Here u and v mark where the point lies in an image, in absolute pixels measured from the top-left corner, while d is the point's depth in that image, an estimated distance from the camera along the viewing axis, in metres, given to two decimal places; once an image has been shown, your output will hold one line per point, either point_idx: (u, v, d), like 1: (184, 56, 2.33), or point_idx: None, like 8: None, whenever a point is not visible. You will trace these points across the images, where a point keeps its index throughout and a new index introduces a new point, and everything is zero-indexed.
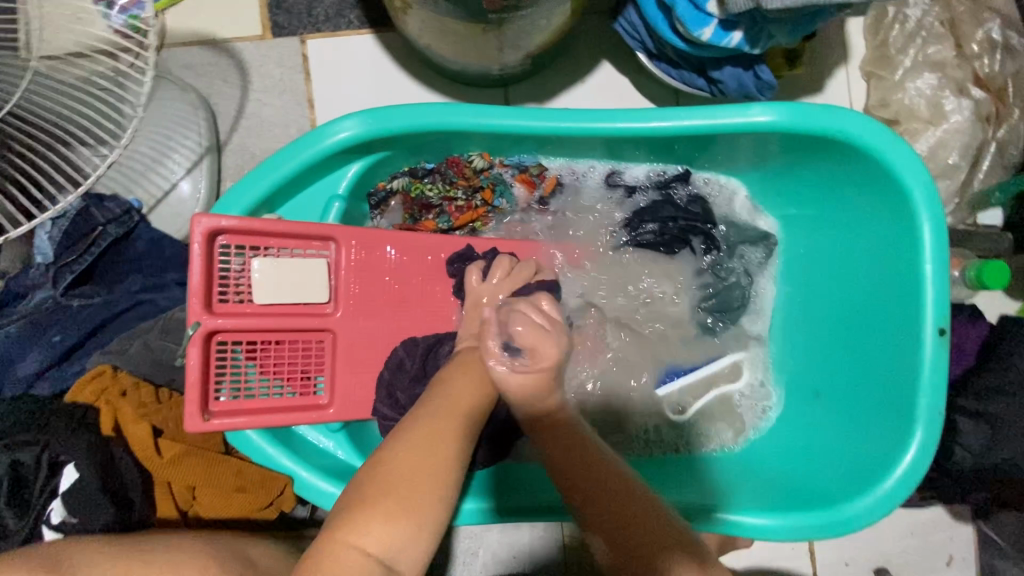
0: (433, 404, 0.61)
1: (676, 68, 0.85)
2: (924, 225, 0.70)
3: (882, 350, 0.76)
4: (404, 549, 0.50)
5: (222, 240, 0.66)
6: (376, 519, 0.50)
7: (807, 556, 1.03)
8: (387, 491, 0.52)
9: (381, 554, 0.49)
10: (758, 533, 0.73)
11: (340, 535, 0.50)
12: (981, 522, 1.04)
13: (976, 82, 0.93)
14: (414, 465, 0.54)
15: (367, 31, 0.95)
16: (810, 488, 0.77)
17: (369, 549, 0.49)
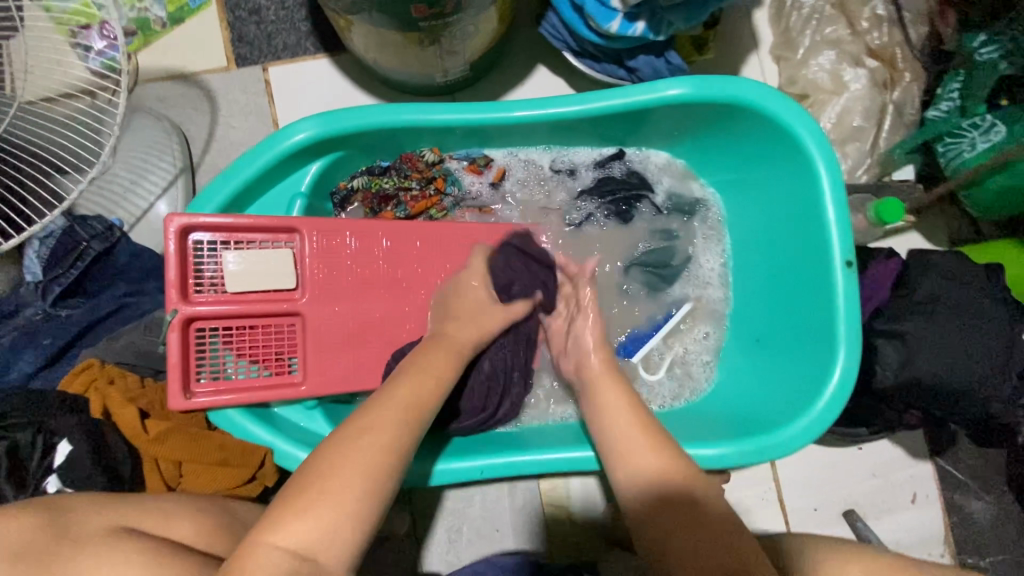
0: (367, 410, 0.62)
1: (598, 62, 0.96)
2: (823, 172, 0.79)
3: (803, 288, 0.83)
4: (317, 544, 0.52)
5: (197, 236, 0.74)
6: (295, 520, 0.53)
7: (777, 506, 1.09)
8: (307, 491, 0.55)
9: (296, 548, 0.51)
10: (709, 465, 0.78)
11: (264, 537, 0.52)
12: (938, 458, 1.11)
13: (870, 54, 1.04)
14: (339, 471, 0.56)
15: (323, 55, 1.06)
16: (755, 420, 0.83)
17: (283, 544, 0.51)
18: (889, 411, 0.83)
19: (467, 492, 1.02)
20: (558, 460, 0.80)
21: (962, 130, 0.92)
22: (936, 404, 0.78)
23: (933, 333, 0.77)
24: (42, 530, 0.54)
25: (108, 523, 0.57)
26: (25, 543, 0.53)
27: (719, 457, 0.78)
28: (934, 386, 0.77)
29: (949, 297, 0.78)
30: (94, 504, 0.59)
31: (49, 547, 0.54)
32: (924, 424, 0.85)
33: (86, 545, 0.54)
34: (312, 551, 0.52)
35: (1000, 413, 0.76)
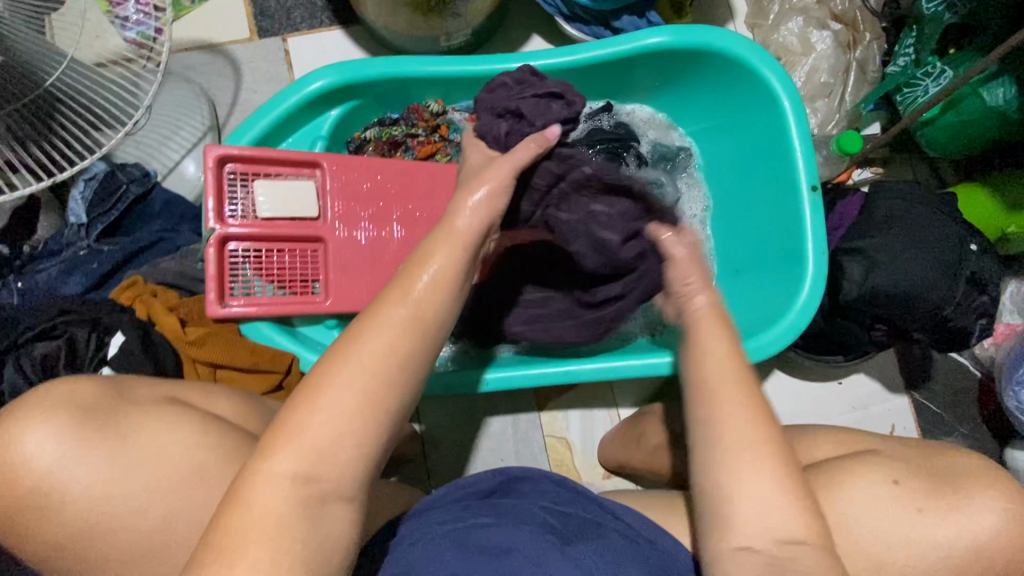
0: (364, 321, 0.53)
1: (587, 25, 1.05)
2: (787, 106, 0.89)
3: (776, 215, 0.92)
4: (322, 472, 0.48)
5: (230, 166, 0.84)
6: (285, 444, 0.48)
7: None
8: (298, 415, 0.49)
9: (296, 476, 0.47)
10: (654, 374, 0.88)
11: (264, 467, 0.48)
12: (914, 392, 1.18)
13: (834, 18, 1.14)
14: (334, 400, 0.49)
15: (337, 27, 1.16)
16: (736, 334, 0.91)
17: (281, 472, 0.47)
18: (857, 327, 0.92)
19: (473, 424, 1.09)
20: (620, 367, 0.88)
21: (917, 80, 1.04)
22: (896, 312, 0.86)
23: (890, 245, 0.86)
24: (101, 394, 0.60)
25: (159, 394, 0.64)
26: (88, 403, 0.59)
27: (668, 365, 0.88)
28: (894, 293, 0.85)
29: (905, 216, 0.87)
30: (146, 383, 0.66)
31: (110, 406, 0.60)
32: (890, 340, 0.93)
33: (141, 408, 0.61)
34: (311, 471, 0.48)
35: (952, 317, 0.86)
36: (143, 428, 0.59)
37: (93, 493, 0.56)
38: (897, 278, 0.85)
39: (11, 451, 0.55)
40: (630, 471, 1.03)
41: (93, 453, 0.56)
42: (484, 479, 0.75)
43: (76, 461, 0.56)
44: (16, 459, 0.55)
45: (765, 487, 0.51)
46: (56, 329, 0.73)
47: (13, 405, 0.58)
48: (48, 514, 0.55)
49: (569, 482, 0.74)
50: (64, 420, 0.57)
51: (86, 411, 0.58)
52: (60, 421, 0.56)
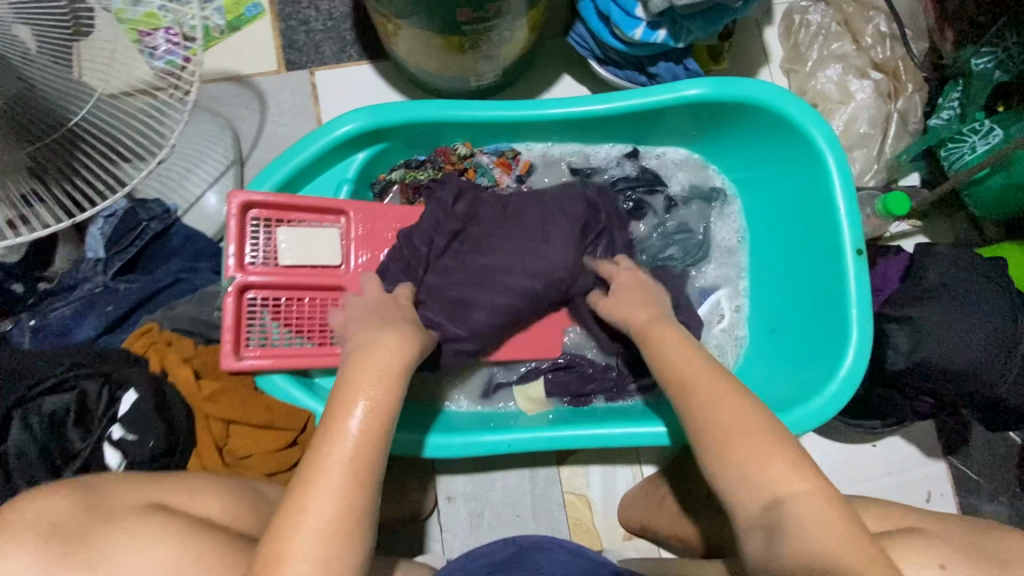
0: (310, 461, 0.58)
1: (621, 69, 1.03)
2: (831, 162, 0.85)
3: (815, 275, 0.88)
4: None
5: (253, 212, 0.81)
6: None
7: None
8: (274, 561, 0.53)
9: None
10: (647, 442, 0.85)
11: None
12: (950, 457, 1.12)
13: (874, 67, 1.11)
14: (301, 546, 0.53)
15: (365, 62, 1.14)
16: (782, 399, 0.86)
17: None
18: (898, 395, 0.87)
19: (486, 476, 1.05)
20: (609, 434, 0.85)
21: (962, 136, 0.99)
22: (946, 387, 0.82)
23: (941, 317, 0.81)
24: (76, 506, 0.58)
25: (140, 500, 0.61)
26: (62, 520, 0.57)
27: (657, 434, 0.85)
28: (943, 367, 0.80)
29: (955, 286, 0.83)
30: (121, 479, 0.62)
31: (82, 525, 0.57)
32: (936, 411, 0.88)
33: (116, 526, 0.58)
34: None
35: (1006, 397, 0.80)
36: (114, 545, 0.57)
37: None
38: (948, 352, 0.80)
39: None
40: (652, 534, 0.98)
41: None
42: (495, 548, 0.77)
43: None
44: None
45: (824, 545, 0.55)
46: (66, 384, 0.69)
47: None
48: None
49: (578, 547, 0.78)
50: (37, 545, 0.55)
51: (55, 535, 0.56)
52: (25, 553, 0.54)
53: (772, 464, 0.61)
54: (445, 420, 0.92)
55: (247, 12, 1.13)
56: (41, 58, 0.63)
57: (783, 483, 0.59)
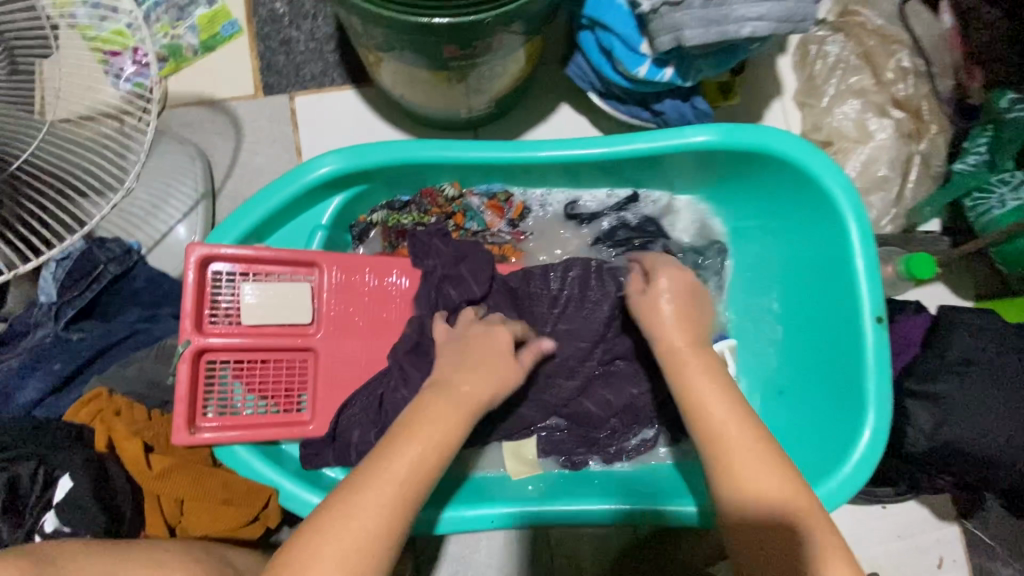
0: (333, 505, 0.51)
1: (623, 104, 0.96)
2: (849, 220, 0.78)
3: (829, 341, 0.81)
4: None
5: (215, 266, 0.73)
6: None
7: None
8: None
9: None
10: (681, 522, 0.78)
11: None
12: (965, 520, 1.05)
13: (895, 104, 1.03)
14: None
15: (349, 86, 1.07)
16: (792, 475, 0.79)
17: None
18: (915, 471, 0.81)
19: (469, 537, 0.98)
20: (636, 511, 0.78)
21: (990, 186, 0.92)
22: (972, 471, 0.75)
23: (968, 396, 0.74)
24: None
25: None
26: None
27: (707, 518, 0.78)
28: (968, 451, 0.73)
29: (982, 360, 0.76)
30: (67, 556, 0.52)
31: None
32: (957, 490, 0.81)
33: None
34: None
35: None
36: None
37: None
38: (975, 435, 0.73)
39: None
40: None
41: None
42: None
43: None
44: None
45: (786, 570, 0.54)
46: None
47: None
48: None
49: None
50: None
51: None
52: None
53: (774, 480, 0.59)
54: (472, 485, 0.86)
55: (223, 31, 1.05)
56: None
57: (787, 499, 0.58)
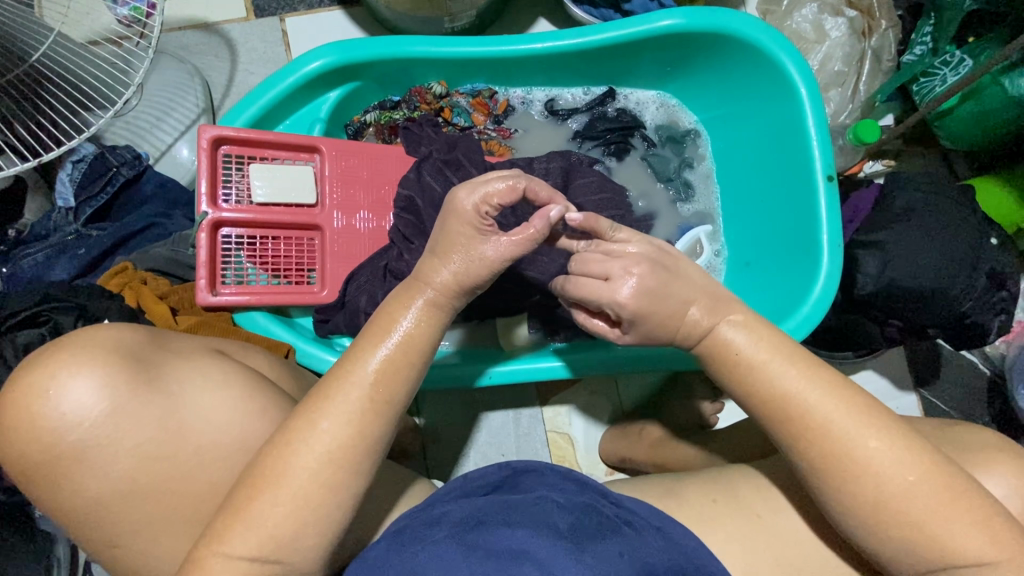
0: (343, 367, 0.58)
1: (595, 8, 1.01)
2: (801, 90, 0.86)
3: (788, 205, 0.90)
4: (287, 547, 0.52)
5: (225, 149, 0.80)
6: (242, 528, 0.52)
7: None
8: (268, 472, 0.53)
9: (250, 555, 0.51)
10: (683, 362, 0.87)
11: (216, 548, 0.51)
12: (922, 390, 1.06)
13: (849, 5, 1.09)
14: (298, 469, 0.53)
15: (336, 7, 1.12)
16: None
17: (233, 550, 0.51)
18: (868, 323, 0.89)
19: (468, 417, 1.06)
20: (630, 360, 0.88)
21: (934, 69, 1.01)
22: (913, 307, 0.84)
23: (909, 239, 0.83)
24: (137, 343, 0.56)
25: (199, 348, 0.61)
26: (130, 347, 0.55)
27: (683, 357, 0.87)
28: (911, 287, 0.82)
29: (923, 209, 0.85)
30: (174, 336, 0.62)
31: (152, 354, 0.56)
32: (905, 336, 0.90)
33: (185, 362, 0.57)
34: (266, 555, 0.52)
35: (970, 313, 0.83)
36: (187, 382, 0.56)
37: (135, 452, 0.53)
38: (915, 272, 0.82)
39: (36, 402, 0.50)
40: (631, 466, 1.00)
41: (139, 412, 0.53)
42: (488, 471, 0.70)
43: (121, 417, 0.52)
44: (48, 422, 0.50)
45: (885, 467, 0.55)
46: (41, 316, 0.69)
47: (37, 354, 0.52)
48: (87, 468, 0.51)
49: (577, 474, 0.69)
50: (103, 365, 0.52)
51: (128, 359, 0.54)
52: (103, 368, 0.51)
53: (837, 396, 0.57)
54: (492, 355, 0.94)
55: None
56: None
57: (854, 411, 0.56)
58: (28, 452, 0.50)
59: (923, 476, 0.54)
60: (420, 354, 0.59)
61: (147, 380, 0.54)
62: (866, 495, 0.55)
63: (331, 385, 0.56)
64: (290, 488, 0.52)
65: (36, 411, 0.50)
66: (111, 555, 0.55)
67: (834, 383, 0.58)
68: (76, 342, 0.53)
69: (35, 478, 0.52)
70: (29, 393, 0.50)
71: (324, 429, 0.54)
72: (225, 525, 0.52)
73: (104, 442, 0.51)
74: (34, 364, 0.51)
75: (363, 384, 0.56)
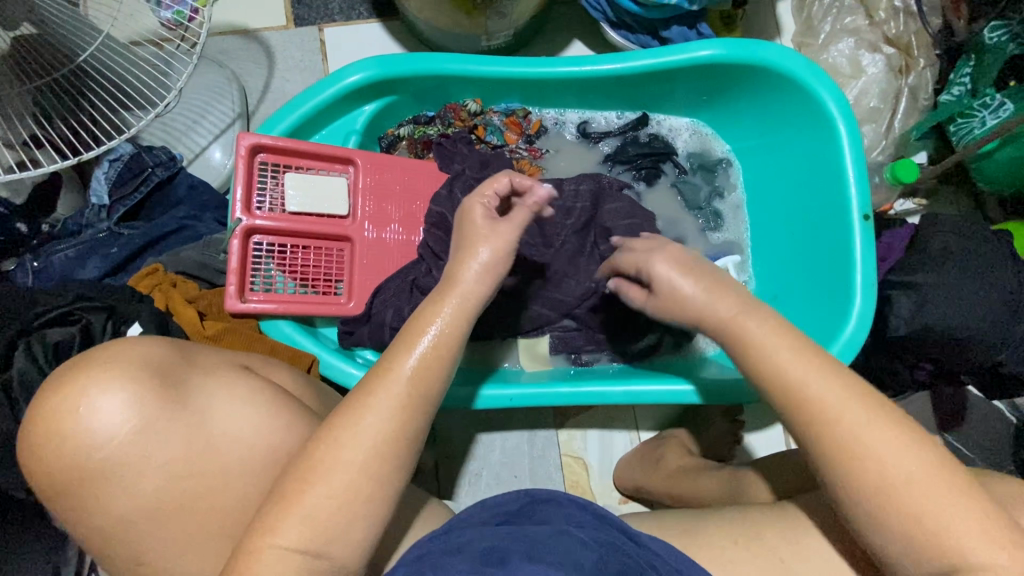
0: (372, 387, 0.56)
1: (633, 33, 1.02)
2: (841, 128, 0.86)
3: (821, 241, 0.89)
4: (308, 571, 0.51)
5: (262, 156, 0.81)
6: (264, 549, 0.50)
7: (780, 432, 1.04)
8: (294, 493, 0.52)
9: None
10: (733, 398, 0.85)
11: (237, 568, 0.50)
12: (946, 434, 1.04)
13: (887, 42, 1.09)
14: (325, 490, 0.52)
15: (375, 20, 1.13)
16: None
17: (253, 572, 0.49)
18: (897, 365, 0.89)
19: (485, 436, 1.04)
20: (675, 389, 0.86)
21: (973, 110, 1.00)
22: (946, 351, 0.83)
23: (946, 284, 0.82)
24: (166, 357, 0.56)
25: (225, 362, 0.61)
26: (159, 364, 0.55)
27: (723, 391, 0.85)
28: (945, 332, 0.81)
29: (961, 253, 0.83)
30: (199, 348, 0.61)
31: (179, 370, 0.56)
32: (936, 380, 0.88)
33: (211, 377, 0.57)
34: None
35: (1006, 361, 0.82)
36: (215, 399, 0.56)
37: (163, 470, 0.52)
38: (951, 317, 0.81)
39: (65, 420, 0.50)
40: (647, 496, 0.98)
41: (168, 429, 0.53)
42: (507, 500, 0.70)
43: (150, 435, 0.52)
44: (78, 439, 0.50)
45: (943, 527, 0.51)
46: (72, 315, 0.69)
47: (67, 367, 0.53)
48: (115, 484, 0.51)
49: (595, 506, 0.68)
50: (131, 381, 0.52)
51: (159, 377, 0.54)
52: (132, 385, 0.51)
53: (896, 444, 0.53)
54: (514, 374, 0.93)
55: None
56: None
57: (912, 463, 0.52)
58: (56, 469, 0.50)
59: (961, 521, 0.51)
60: (447, 372, 0.59)
61: (176, 397, 0.54)
62: (917, 555, 0.52)
63: (361, 404, 0.55)
64: (315, 510, 0.51)
65: (67, 426, 0.50)
66: (129, 566, 0.54)
67: (888, 429, 0.54)
68: (105, 355, 0.53)
69: (61, 487, 0.51)
70: (61, 407, 0.50)
71: (364, 444, 0.53)
72: (250, 544, 0.50)
73: (134, 459, 0.51)
74: (66, 378, 0.51)
75: (396, 399, 0.55)
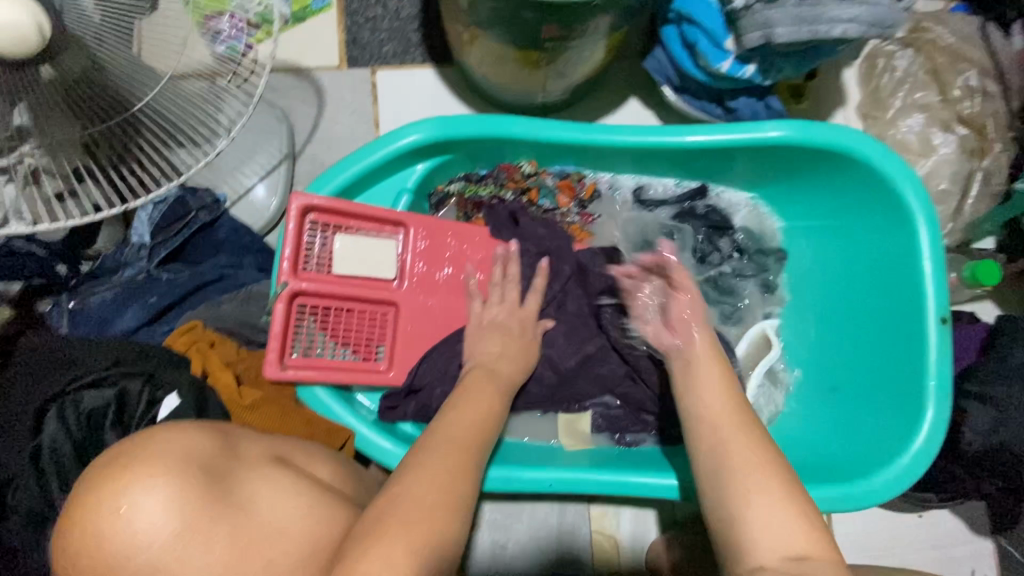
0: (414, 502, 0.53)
1: (698, 99, 0.98)
2: (920, 224, 0.81)
3: (888, 338, 0.84)
4: None
5: (311, 217, 0.77)
6: None
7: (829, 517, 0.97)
8: None
9: None
10: None
11: None
12: (1002, 538, 0.97)
13: (961, 121, 1.04)
14: None
15: (429, 65, 1.11)
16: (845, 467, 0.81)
17: None
18: (964, 477, 0.83)
19: (512, 504, 1.00)
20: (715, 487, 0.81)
21: None
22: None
23: None
24: (207, 452, 0.54)
25: (264, 455, 0.60)
26: (200, 457, 0.52)
27: None
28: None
29: None
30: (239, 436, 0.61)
31: (220, 466, 0.54)
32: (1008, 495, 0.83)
33: (248, 476, 0.56)
34: None
35: None
36: (251, 497, 0.54)
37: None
38: None
39: (101, 519, 0.46)
40: None
41: (209, 533, 0.49)
42: None
43: (187, 540, 0.48)
44: (113, 542, 0.45)
45: None
46: (108, 379, 0.66)
47: (107, 458, 0.50)
48: None
49: None
50: (176, 477, 0.49)
51: (199, 474, 0.51)
52: (177, 482, 0.48)
53: None
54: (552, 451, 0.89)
55: (314, 5, 1.10)
56: (106, 32, 0.52)
57: None
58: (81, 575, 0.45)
59: None
60: None
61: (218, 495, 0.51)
62: None
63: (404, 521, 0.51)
64: None
65: (103, 533, 0.45)
66: None
67: None
68: (150, 448, 0.50)
69: None
70: (97, 509, 0.46)
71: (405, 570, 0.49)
72: None
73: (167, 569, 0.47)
74: (99, 480, 0.48)
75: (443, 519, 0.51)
